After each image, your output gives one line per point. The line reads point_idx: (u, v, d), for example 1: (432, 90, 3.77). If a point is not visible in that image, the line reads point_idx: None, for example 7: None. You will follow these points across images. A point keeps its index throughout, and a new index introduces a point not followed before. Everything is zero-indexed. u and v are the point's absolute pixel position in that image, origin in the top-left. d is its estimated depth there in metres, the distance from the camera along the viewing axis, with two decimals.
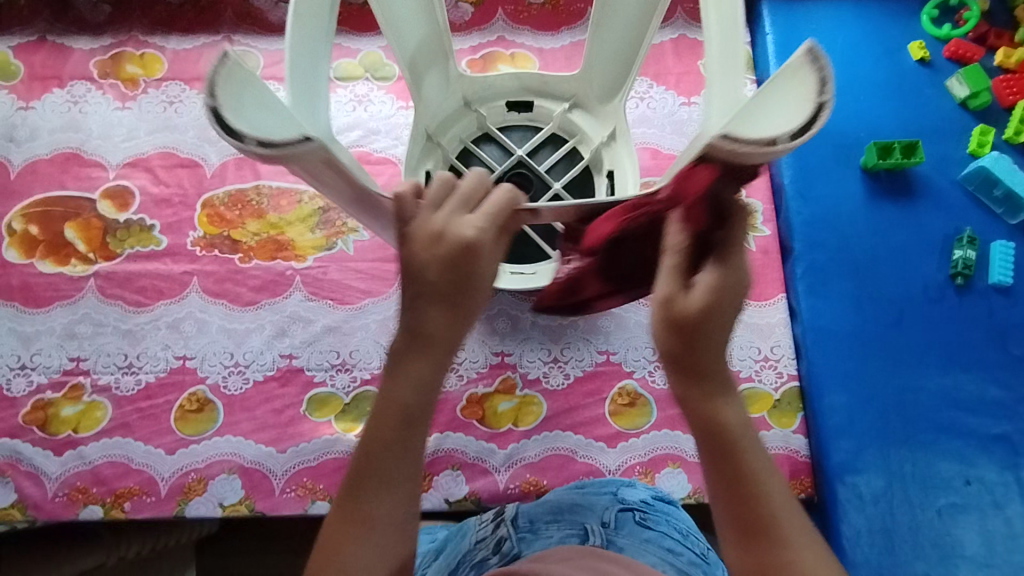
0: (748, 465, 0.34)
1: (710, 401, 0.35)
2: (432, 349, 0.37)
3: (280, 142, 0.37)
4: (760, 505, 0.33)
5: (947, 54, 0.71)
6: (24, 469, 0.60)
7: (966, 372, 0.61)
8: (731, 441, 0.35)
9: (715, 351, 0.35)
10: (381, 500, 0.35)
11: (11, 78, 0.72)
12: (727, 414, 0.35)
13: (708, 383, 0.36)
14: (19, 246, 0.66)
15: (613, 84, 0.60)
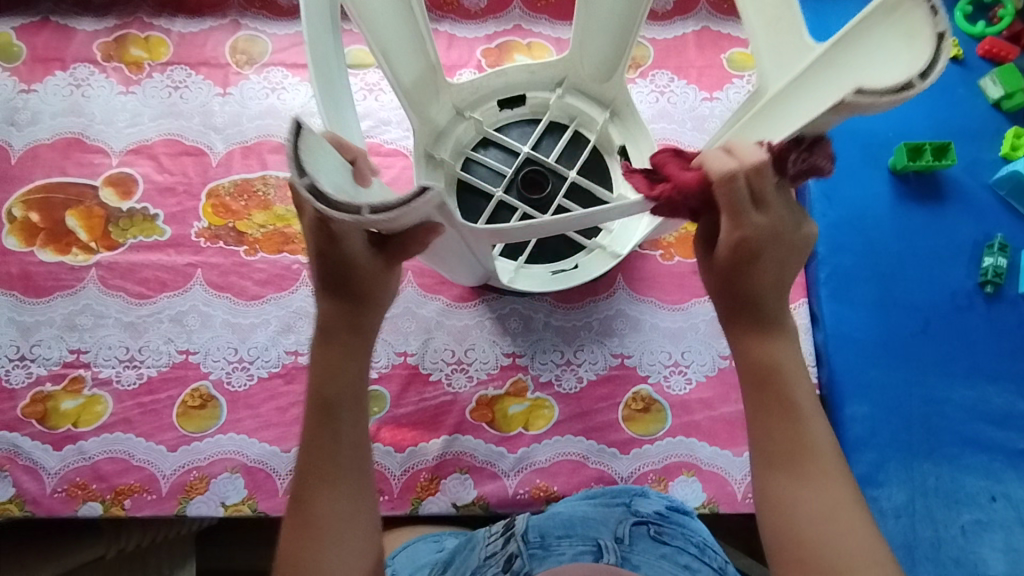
0: (795, 398, 0.37)
1: (766, 342, 0.38)
2: (346, 335, 0.43)
3: (396, 202, 0.34)
4: (794, 440, 0.37)
5: (979, 53, 0.68)
6: (22, 463, 0.59)
7: (994, 384, 0.59)
8: (778, 377, 0.38)
9: (773, 292, 0.38)
10: (323, 498, 0.39)
11: (13, 60, 0.70)
12: (782, 356, 0.38)
13: (756, 317, 0.39)
14: (19, 233, 0.65)
15: (606, 63, 0.56)
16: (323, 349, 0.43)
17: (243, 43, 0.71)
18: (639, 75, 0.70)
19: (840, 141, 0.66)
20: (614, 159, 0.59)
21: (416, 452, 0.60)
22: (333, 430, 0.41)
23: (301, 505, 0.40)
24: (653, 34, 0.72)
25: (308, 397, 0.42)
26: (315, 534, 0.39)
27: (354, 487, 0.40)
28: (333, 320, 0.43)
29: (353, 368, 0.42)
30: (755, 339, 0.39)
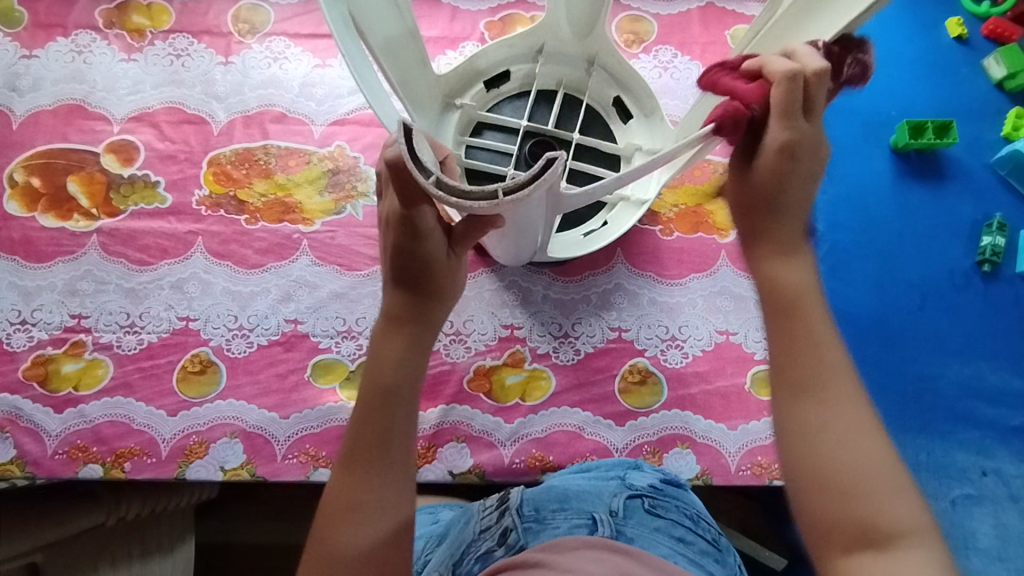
0: (807, 321, 0.38)
1: (773, 264, 0.40)
2: (408, 329, 0.43)
3: (526, 180, 0.35)
4: (813, 360, 0.37)
5: (984, 33, 0.68)
6: (23, 425, 0.59)
7: (988, 362, 0.60)
8: (796, 300, 0.39)
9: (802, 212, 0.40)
10: (367, 485, 0.39)
11: (14, 25, 0.70)
12: (794, 281, 0.39)
13: (771, 244, 0.40)
14: (20, 198, 0.65)
15: (584, 20, 0.54)
16: (386, 339, 0.43)
17: (245, 12, 0.71)
18: (642, 50, 0.70)
19: (842, 119, 0.66)
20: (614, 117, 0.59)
21: None
22: (387, 417, 0.40)
23: (339, 486, 0.39)
24: (657, 10, 0.71)
25: (364, 383, 0.42)
26: (352, 514, 0.38)
27: (394, 477, 0.39)
28: (403, 311, 0.43)
29: (407, 361, 0.42)
30: (766, 271, 0.40)
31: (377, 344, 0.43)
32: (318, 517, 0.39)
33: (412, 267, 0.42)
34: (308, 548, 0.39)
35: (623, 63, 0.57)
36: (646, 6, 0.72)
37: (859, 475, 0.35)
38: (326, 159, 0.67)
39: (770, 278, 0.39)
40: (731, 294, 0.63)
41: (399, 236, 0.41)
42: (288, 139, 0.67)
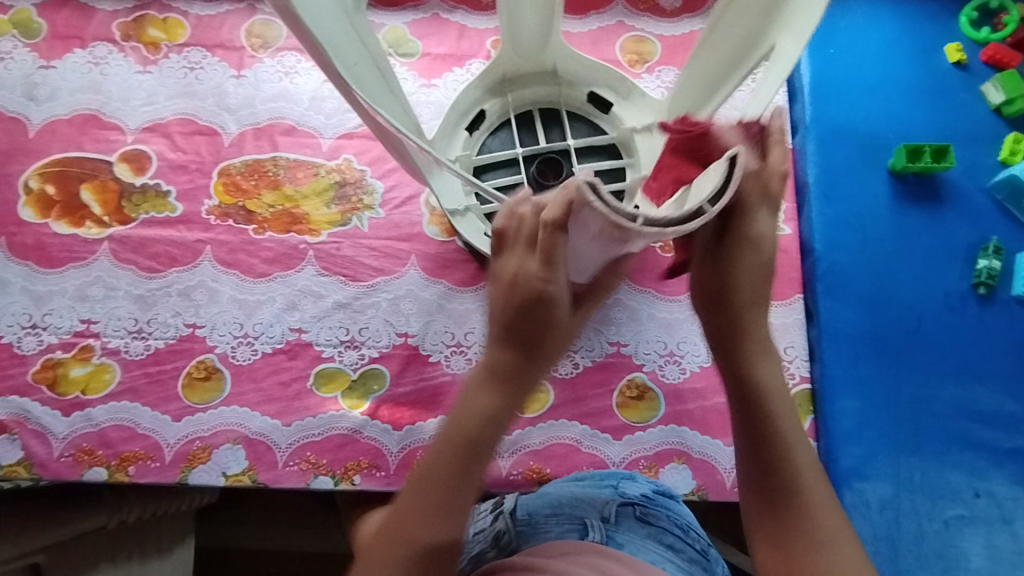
0: (782, 426, 0.41)
1: (749, 361, 0.42)
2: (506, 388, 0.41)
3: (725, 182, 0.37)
4: (788, 467, 0.40)
5: (983, 58, 0.69)
6: (31, 427, 0.60)
7: (982, 384, 0.60)
8: (766, 403, 0.42)
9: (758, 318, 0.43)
10: (427, 530, 0.38)
11: (34, 36, 0.72)
12: (768, 381, 0.42)
13: (745, 347, 0.43)
14: (35, 205, 0.66)
15: (540, 32, 0.56)
16: (482, 389, 0.41)
17: (258, 27, 0.73)
18: (646, 70, 0.71)
19: (841, 141, 0.67)
20: (600, 120, 0.60)
21: (414, 430, 0.61)
22: (462, 467, 0.40)
23: (396, 521, 0.39)
24: (660, 31, 0.73)
25: (450, 427, 0.41)
26: (400, 549, 0.38)
27: (449, 531, 0.39)
28: (506, 368, 0.41)
29: (491, 415, 0.41)
30: (745, 368, 0.42)
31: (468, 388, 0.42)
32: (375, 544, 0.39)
33: (532, 325, 0.40)
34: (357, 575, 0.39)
35: (585, 65, 0.59)
36: (650, 27, 0.73)
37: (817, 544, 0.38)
38: (334, 172, 0.68)
39: (751, 377, 0.42)
40: None
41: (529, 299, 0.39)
42: (296, 151, 0.69)
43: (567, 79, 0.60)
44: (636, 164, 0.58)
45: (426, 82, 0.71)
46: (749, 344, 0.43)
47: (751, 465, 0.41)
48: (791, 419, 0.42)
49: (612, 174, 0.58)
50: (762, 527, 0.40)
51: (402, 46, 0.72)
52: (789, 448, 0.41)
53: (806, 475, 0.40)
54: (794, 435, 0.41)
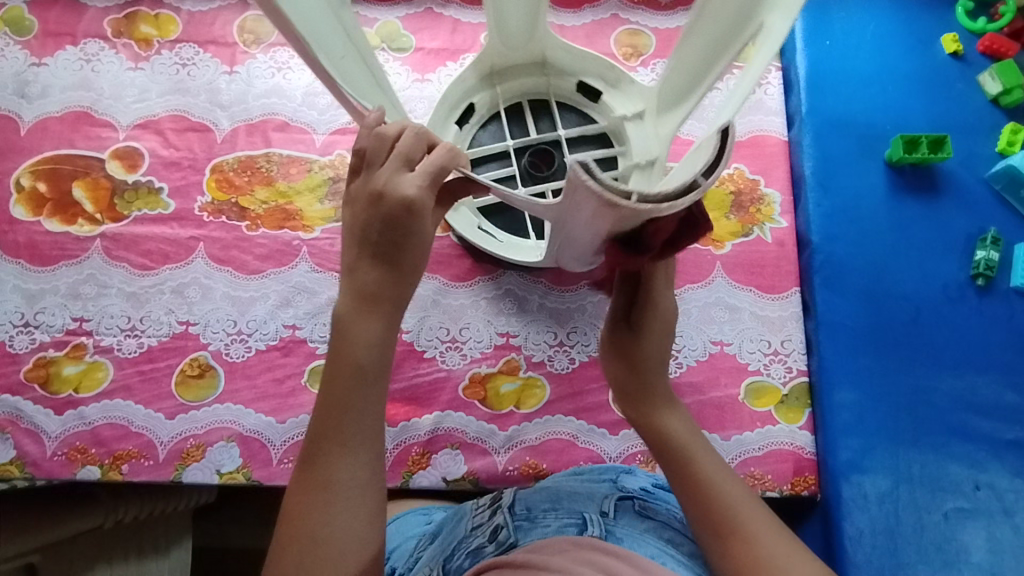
0: (702, 465, 0.46)
1: (657, 414, 0.49)
2: (380, 307, 0.40)
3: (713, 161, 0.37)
4: (725, 510, 0.43)
5: (980, 48, 0.69)
6: (24, 426, 0.60)
7: (981, 376, 0.60)
8: (683, 448, 0.47)
9: (658, 374, 0.50)
10: (339, 465, 0.38)
11: (25, 33, 0.71)
12: (679, 432, 0.48)
13: (656, 404, 0.50)
14: (27, 203, 0.66)
15: (529, 20, 0.55)
16: (364, 315, 0.40)
17: (251, 23, 0.72)
18: (640, 63, 0.71)
19: (837, 133, 0.66)
20: (590, 111, 0.60)
21: (409, 426, 0.61)
22: (356, 395, 0.39)
23: (307, 470, 0.39)
24: (655, 24, 0.72)
25: (334, 360, 0.40)
26: (326, 493, 0.38)
27: (366, 464, 0.39)
28: (380, 287, 0.40)
29: (380, 339, 0.40)
30: (655, 421, 0.49)
31: (345, 314, 0.40)
32: (289, 496, 0.39)
33: (400, 238, 0.40)
34: (277, 533, 0.38)
35: (572, 55, 0.58)
36: (645, 20, 0.73)
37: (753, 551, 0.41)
38: (327, 167, 0.68)
39: (661, 426, 0.49)
40: (727, 305, 0.63)
41: (382, 213, 0.40)
42: (290, 147, 0.68)
43: (555, 69, 0.59)
44: (627, 153, 0.57)
45: (419, 77, 0.71)
46: (655, 400, 0.50)
47: (696, 526, 0.44)
48: (705, 451, 0.47)
49: (605, 163, 0.58)
50: (718, 560, 0.42)
51: (395, 41, 0.72)
52: (718, 488, 0.44)
53: (742, 505, 0.44)
54: (709, 460, 0.46)
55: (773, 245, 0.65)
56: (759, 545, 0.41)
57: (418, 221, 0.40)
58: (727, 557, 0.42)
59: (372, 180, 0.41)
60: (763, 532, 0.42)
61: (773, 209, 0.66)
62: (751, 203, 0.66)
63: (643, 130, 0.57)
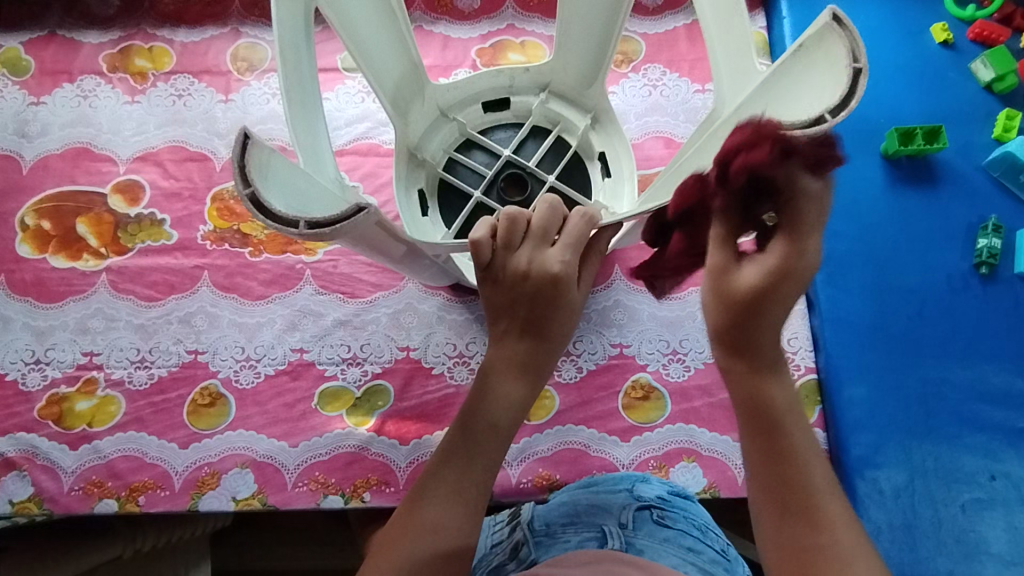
0: (789, 440, 0.37)
1: (757, 378, 0.38)
2: (527, 372, 0.43)
3: (852, 45, 0.36)
4: (804, 491, 0.36)
5: (970, 36, 0.69)
6: (40, 463, 0.60)
7: (990, 364, 0.60)
8: (777, 417, 0.38)
9: (767, 331, 0.38)
10: (447, 509, 0.38)
11: (22, 74, 0.72)
12: (779, 399, 0.38)
13: (755, 365, 0.38)
14: (32, 241, 0.67)
15: (408, 81, 0.58)
16: (505, 376, 0.42)
17: (244, 51, 0.73)
18: (632, 69, 0.71)
19: (832, 129, 0.67)
20: (511, 121, 0.62)
21: (421, 443, 0.61)
22: (484, 454, 0.40)
23: (406, 510, 0.39)
24: (644, 29, 0.73)
25: (469, 411, 0.42)
26: (412, 535, 0.38)
27: (470, 524, 0.39)
28: (524, 356, 0.42)
29: (520, 401, 0.42)
30: (756, 382, 0.38)
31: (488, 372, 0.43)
32: (387, 527, 0.40)
33: (544, 310, 0.42)
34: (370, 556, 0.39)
35: (461, 89, 0.60)
36: (634, 26, 0.73)
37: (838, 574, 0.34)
38: None
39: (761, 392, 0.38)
40: None
41: (542, 284, 0.42)
42: None
43: (455, 110, 0.61)
44: (571, 127, 0.60)
45: None
46: (761, 358, 0.38)
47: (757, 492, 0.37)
48: (801, 428, 0.38)
49: (557, 147, 0.60)
50: (773, 539, 0.36)
51: None
52: (803, 472, 0.37)
53: (823, 489, 0.36)
54: (804, 441, 0.37)
55: None
56: (839, 552, 0.34)
57: (565, 294, 0.43)
58: (788, 542, 0.36)
59: (513, 259, 0.42)
60: (846, 536, 0.35)
61: None
62: None
63: (564, 101, 0.61)
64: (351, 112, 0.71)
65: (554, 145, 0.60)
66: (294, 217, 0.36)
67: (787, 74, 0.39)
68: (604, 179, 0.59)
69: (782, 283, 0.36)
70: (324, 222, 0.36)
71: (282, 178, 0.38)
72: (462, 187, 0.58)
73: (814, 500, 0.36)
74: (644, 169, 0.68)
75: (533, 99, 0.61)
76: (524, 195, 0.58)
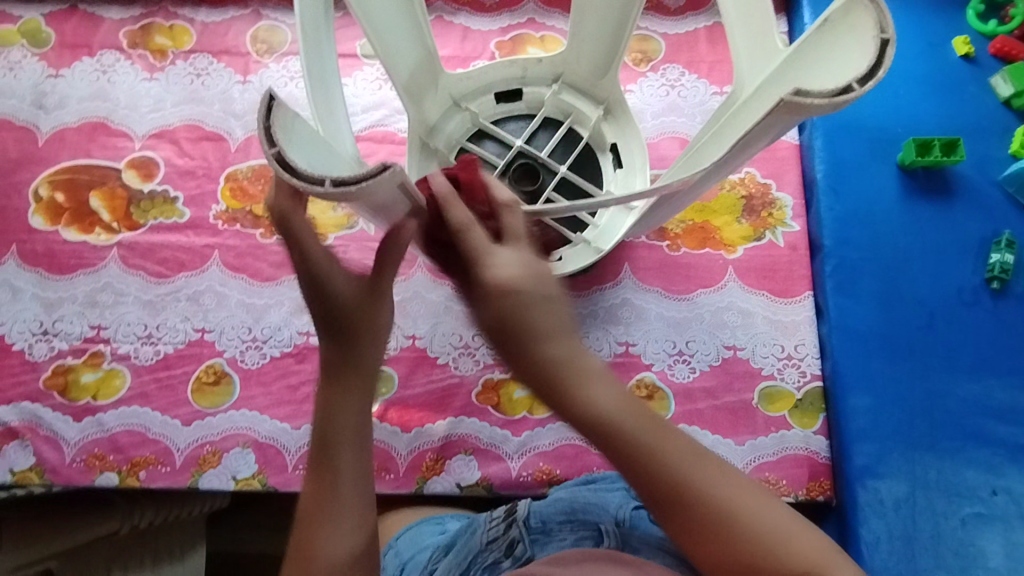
0: (649, 446, 0.36)
1: (580, 395, 0.36)
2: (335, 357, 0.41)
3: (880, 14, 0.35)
4: (677, 491, 0.35)
5: (991, 51, 0.68)
6: (43, 433, 0.61)
7: (997, 380, 0.60)
8: (615, 427, 0.36)
9: (565, 358, 0.36)
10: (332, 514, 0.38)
11: (42, 45, 0.72)
12: (608, 404, 0.36)
13: (565, 381, 0.36)
14: (45, 212, 0.67)
15: (423, 70, 0.58)
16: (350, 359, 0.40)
17: (264, 32, 0.73)
18: (650, 69, 0.71)
19: (849, 137, 0.66)
20: (523, 112, 0.62)
21: (422, 432, 0.61)
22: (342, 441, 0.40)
23: (304, 537, 0.38)
24: (665, 29, 0.73)
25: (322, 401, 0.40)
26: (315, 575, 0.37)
27: (368, 545, 0.39)
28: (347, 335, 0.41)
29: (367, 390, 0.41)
30: (576, 402, 0.36)
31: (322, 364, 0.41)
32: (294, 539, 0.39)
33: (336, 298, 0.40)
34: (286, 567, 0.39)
35: (474, 78, 0.60)
36: (654, 25, 0.73)
37: (749, 540, 0.35)
38: None
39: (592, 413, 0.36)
40: (738, 309, 0.63)
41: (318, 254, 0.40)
42: None
43: (468, 100, 0.61)
44: (583, 118, 0.61)
45: None
46: (562, 374, 0.36)
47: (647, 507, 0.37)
48: (652, 420, 0.36)
49: (568, 139, 0.61)
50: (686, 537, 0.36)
51: None
52: (671, 467, 0.35)
53: (692, 476, 0.36)
54: (663, 439, 0.36)
55: (786, 249, 0.65)
56: (728, 518, 0.35)
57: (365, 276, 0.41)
58: (713, 552, 0.35)
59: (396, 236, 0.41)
60: (733, 499, 0.35)
61: (784, 212, 0.66)
62: (763, 207, 0.66)
63: (577, 92, 0.61)
64: (368, 99, 0.71)
65: (565, 137, 0.61)
66: (322, 175, 0.35)
67: (818, 54, 0.39)
68: (615, 171, 0.60)
69: (546, 303, 0.37)
70: (349, 179, 0.35)
71: (310, 155, 0.38)
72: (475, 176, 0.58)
73: (686, 481, 0.35)
74: (658, 169, 0.68)
75: (546, 90, 0.61)
76: (535, 185, 0.58)
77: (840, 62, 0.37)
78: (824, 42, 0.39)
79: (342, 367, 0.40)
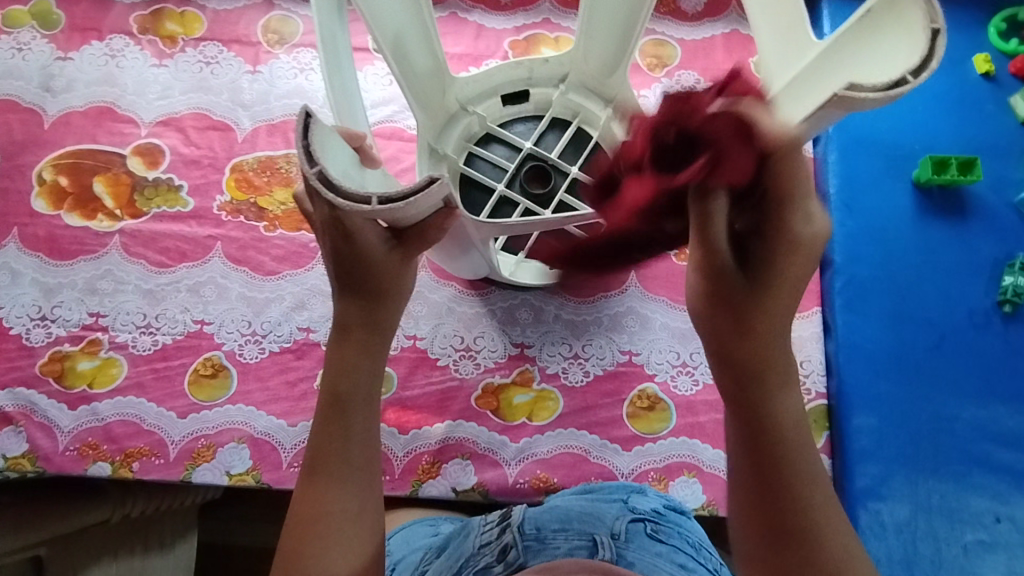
0: (798, 457, 0.35)
1: (768, 389, 0.36)
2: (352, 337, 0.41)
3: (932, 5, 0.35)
4: (798, 510, 0.34)
5: (1012, 70, 0.67)
6: (37, 420, 0.60)
7: (1005, 405, 0.59)
8: (783, 433, 0.36)
9: (773, 344, 0.36)
10: (334, 495, 0.39)
11: (52, 27, 0.71)
12: (786, 411, 0.36)
13: (763, 376, 0.36)
14: (47, 197, 0.66)
15: (431, 77, 0.57)
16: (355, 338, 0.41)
17: (275, 23, 0.72)
18: (665, 75, 0.70)
19: (864, 152, 0.65)
20: (531, 113, 0.61)
21: (419, 434, 0.60)
22: (343, 427, 0.40)
23: (308, 494, 0.39)
24: (681, 35, 0.72)
25: (327, 387, 0.41)
26: (317, 528, 0.38)
27: (371, 500, 0.39)
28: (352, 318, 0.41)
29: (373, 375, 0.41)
30: (769, 397, 0.36)
31: (332, 352, 0.41)
32: (284, 537, 0.39)
33: (351, 266, 0.39)
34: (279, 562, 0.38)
35: (480, 82, 0.60)
36: (670, 30, 0.72)
37: None
38: None
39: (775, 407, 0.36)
40: None
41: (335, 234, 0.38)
42: None
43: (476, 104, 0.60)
44: (593, 118, 0.59)
45: None
46: (765, 372, 0.36)
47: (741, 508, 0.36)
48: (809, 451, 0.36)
49: (577, 139, 0.59)
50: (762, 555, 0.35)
51: None
52: (808, 492, 0.35)
53: (823, 509, 0.35)
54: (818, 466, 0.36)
55: None
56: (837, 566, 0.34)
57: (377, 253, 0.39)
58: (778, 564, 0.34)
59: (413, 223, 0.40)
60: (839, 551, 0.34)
61: None
62: None
63: (586, 91, 0.60)
64: (378, 95, 0.70)
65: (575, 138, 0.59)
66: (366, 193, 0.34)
67: (860, 43, 0.39)
68: None
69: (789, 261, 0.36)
70: (398, 195, 0.34)
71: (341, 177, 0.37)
72: (487, 180, 0.57)
73: (822, 515, 0.35)
74: None
75: (553, 91, 0.60)
76: (547, 187, 0.57)
77: (888, 55, 0.37)
78: (868, 31, 0.39)
79: (358, 326, 0.41)
